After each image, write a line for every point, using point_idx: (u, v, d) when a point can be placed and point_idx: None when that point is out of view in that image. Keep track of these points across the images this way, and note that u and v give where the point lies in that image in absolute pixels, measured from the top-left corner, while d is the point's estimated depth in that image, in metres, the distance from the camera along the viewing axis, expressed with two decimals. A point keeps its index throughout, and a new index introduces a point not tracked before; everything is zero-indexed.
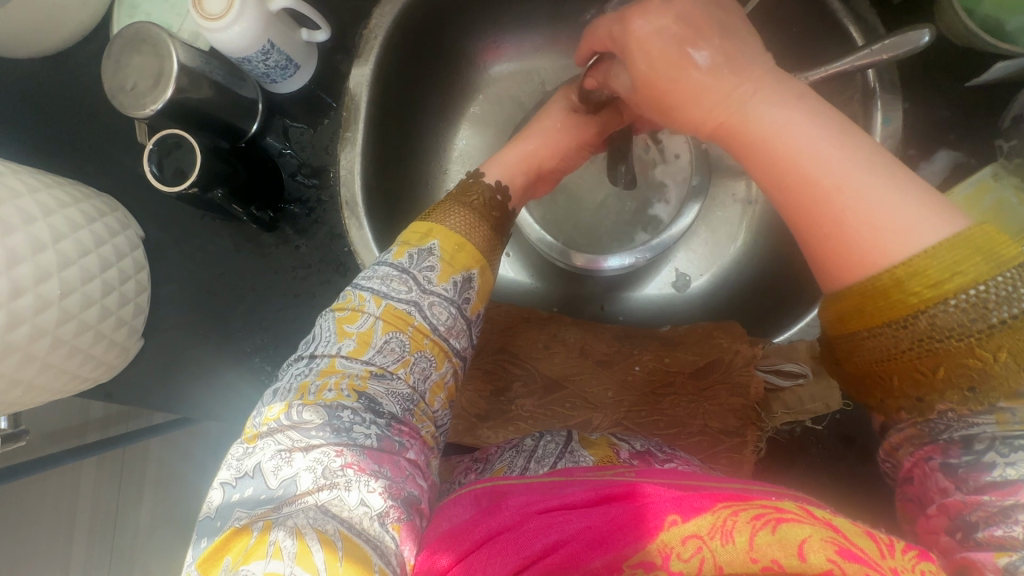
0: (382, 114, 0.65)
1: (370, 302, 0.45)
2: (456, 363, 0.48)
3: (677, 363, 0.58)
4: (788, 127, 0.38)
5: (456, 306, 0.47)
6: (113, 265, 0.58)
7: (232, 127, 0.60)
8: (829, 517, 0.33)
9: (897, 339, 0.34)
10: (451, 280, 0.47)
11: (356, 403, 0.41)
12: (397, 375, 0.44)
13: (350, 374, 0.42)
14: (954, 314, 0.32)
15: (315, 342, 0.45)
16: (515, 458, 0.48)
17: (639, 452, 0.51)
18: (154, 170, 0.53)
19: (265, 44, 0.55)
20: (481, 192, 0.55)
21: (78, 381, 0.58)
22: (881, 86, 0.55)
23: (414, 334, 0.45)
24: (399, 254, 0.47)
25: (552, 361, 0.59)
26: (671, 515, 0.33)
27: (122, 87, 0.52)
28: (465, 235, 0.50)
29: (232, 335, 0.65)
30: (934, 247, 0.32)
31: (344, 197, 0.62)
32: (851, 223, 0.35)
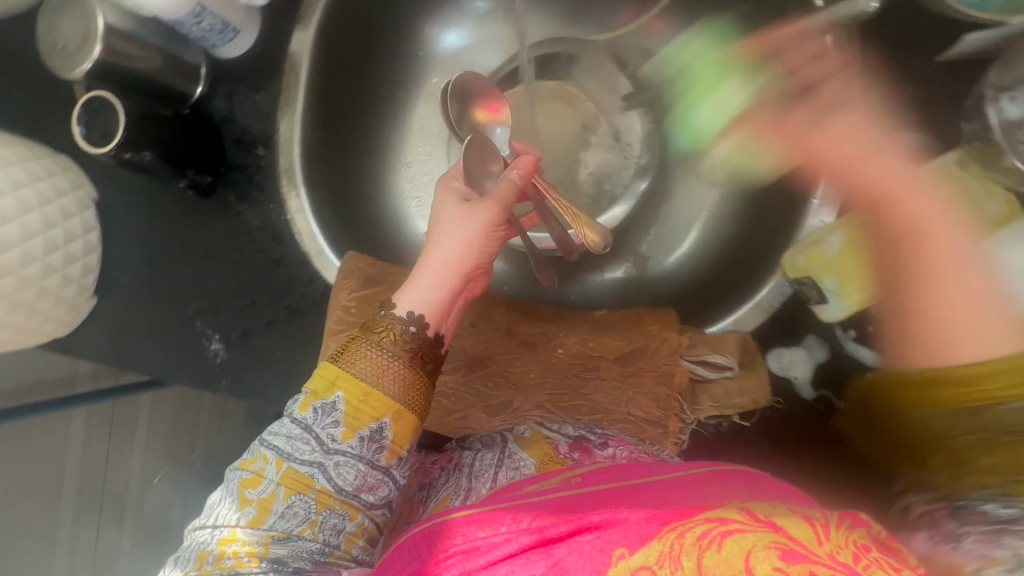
0: (325, 83, 0.65)
1: (269, 467, 0.43)
2: (377, 512, 0.46)
3: (601, 348, 0.56)
4: (919, 206, 0.45)
5: (366, 462, 0.44)
6: (58, 224, 0.60)
7: (174, 91, 0.60)
8: (768, 519, 0.33)
9: (961, 422, 0.41)
10: (357, 435, 0.44)
11: (257, 567, 0.41)
12: (305, 536, 0.43)
13: (251, 541, 0.42)
14: (1018, 413, 0.39)
15: (219, 502, 0.45)
16: (459, 482, 0.48)
17: (576, 440, 0.50)
18: (82, 131, 0.53)
19: (194, 8, 0.55)
20: (393, 327, 0.47)
21: (28, 334, 0.60)
22: (842, 58, 0.51)
23: (318, 495, 0.43)
24: (302, 408, 0.44)
25: (477, 339, 0.58)
26: (618, 549, 0.33)
27: (54, 48, 0.53)
28: (374, 383, 0.45)
29: (179, 298, 0.66)
30: (1008, 361, 0.38)
31: (282, 164, 0.64)
32: (973, 314, 0.40)
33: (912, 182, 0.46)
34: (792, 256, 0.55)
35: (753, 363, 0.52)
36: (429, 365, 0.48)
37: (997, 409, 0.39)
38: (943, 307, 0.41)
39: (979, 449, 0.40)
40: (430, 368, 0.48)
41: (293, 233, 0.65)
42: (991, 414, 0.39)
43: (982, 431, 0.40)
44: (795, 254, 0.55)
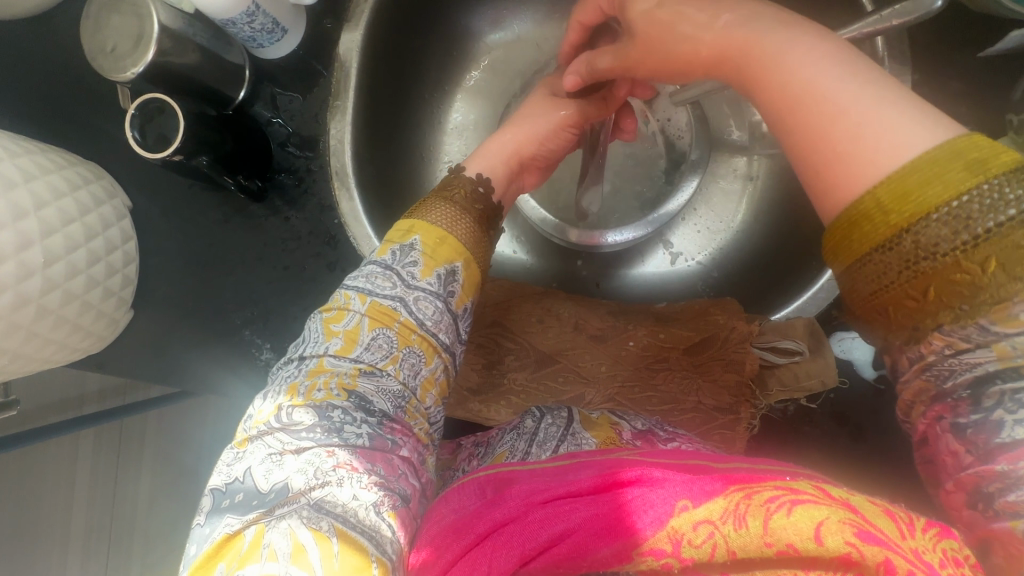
0: (375, 85, 0.63)
1: (355, 300, 0.44)
2: (447, 358, 0.46)
3: (672, 339, 0.57)
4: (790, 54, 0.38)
5: (442, 300, 0.45)
6: (99, 235, 0.56)
7: (219, 94, 0.58)
8: (846, 498, 0.32)
9: (885, 265, 0.34)
10: (435, 273, 0.46)
11: (347, 402, 0.40)
12: (387, 372, 0.42)
13: (339, 373, 0.41)
14: (936, 229, 0.32)
15: (302, 343, 0.44)
16: (516, 442, 0.49)
17: (640, 430, 0.50)
18: (137, 136, 0.51)
19: (248, 5, 0.53)
20: (464, 186, 0.52)
21: (66, 352, 0.57)
22: (891, 54, 0.53)
23: (401, 329, 0.43)
24: (382, 251, 0.46)
25: (546, 336, 0.58)
26: (681, 501, 0.32)
27: (101, 49, 0.51)
28: (447, 228, 0.48)
29: (224, 309, 0.65)
30: (912, 164, 0.32)
31: (333, 166, 0.61)
32: (850, 127, 0.35)
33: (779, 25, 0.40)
34: None
35: (821, 346, 0.54)
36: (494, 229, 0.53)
37: (923, 228, 0.32)
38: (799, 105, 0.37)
39: (930, 280, 0.33)
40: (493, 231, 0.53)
41: (347, 238, 0.63)
42: (909, 240, 0.33)
43: (934, 261, 0.32)
44: None
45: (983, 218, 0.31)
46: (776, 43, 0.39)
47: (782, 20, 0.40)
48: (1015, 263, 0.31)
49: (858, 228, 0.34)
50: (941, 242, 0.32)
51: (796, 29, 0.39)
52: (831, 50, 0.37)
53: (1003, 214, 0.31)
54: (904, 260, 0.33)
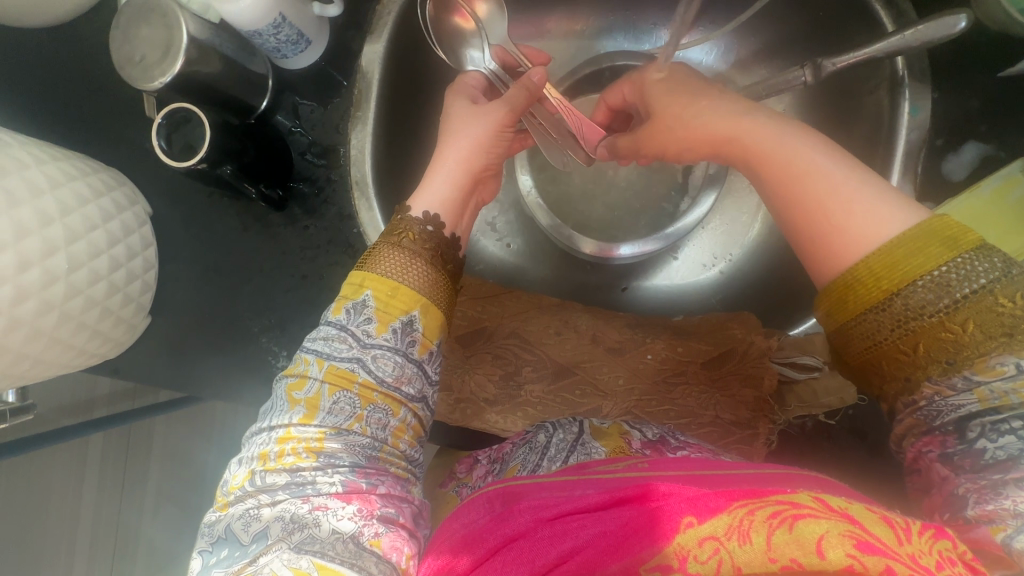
0: (394, 94, 0.63)
1: (313, 366, 0.42)
2: (417, 403, 0.45)
3: (689, 353, 0.57)
4: (782, 141, 0.41)
5: (402, 354, 0.43)
6: (120, 242, 0.57)
7: (241, 104, 0.59)
8: (846, 509, 0.31)
9: (878, 323, 0.35)
10: (391, 328, 0.43)
11: (315, 462, 0.40)
12: (353, 430, 0.41)
13: (305, 438, 0.40)
14: (922, 293, 0.34)
15: (269, 411, 0.43)
16: (529, 455, 0.49)
17: (650, 439, 0.50)
18: (163, 144, 0.52)
19: (276, 17, 0.53)
20: (413, 229, 0.47)
21: (84, 357, 0.57)
22: (911, 73, 0.53)
23: (361, 390, 0.42)
24: (336, 311, 0.44)
25: (563, 347, 0.59)
26: (686, 517, 0.31)
27: (130, 59, 0.51)
28: (399, 279, 0.44)
29: (240, 316, 0.65)
30: (896, 238, 0.35)
31: (354, 176, 0.61)
32: (844, 207, 0.37)
33: (764, 120, 0.44)
34: None
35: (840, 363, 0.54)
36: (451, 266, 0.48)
37: (911, 294, 0.34)
38: (795, 184, 0.40)
39: (919, 339, 0.34)
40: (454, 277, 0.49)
41: (365, 246, 0.63)
42: (898, 303, 0.34)
43: (918, 322, 0.34)
44: None
45: (960, 285, 0.33)
46: (776, 134, 0.42)
47: (764, 118, 0.44)
48: (992, 325, 0.33)
49: (854, 289, 0.36)
50: (927, 305, 0.34)
51: (781, 126, 0.42)
52: (817, 143, 0.41)
53: (977, 283, 0.33)
54: (895, 321, 0.35)
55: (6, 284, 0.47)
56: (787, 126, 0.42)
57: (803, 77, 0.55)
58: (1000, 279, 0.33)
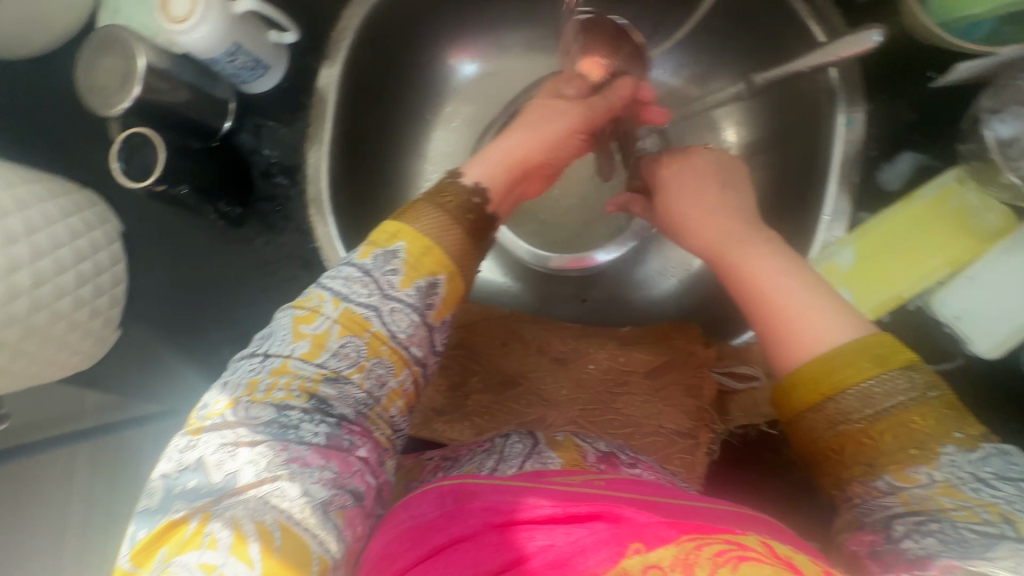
0: (351, 114, 0.66)
1: (327, 304, 0.44)
2: (417, 369, 0.47)
3: (631, 362, 0.58)
4: (751, 251, 0.46)
5: (417, 313, 0.46)
6: (89, 258, 0.60)
7: (204, 126, 0.62)
8: (790, 558, 0.32)
9: (814, 423, 0.39)
10: (413, 285, 0.46)
11: (306, 404, 0.40)
12: (351, 380, 0.43)
13: (301, 376, 0.41)
14: (849, 400, 0.38)
15: (269, 337, 0.44)
16: (484, 459, 0.49)
17: (603, 454, 0.50)
18: (122, 166, 0.57)
19: (230, 46, 0.57)
20: (459, 193, 0.52)
21: (54, 368, 0.60)
22: (844, 85, 0.54)
23: (371, 339, 0.44)
24: (363, 255, 0.46)
25: (509, 358, 0.60)
26: (634, 544, 0.32)
27: (93, 87, 0.54)
28: (434, 239, 0.48)
29: (206, 328, 0.68)
30: (838, 348, 0.39)
31: (311, 194, 0.64)
32: (795, 315, 0.41)
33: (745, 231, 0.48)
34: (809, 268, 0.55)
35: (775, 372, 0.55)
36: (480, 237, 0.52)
37: (844, 399, 0.38)
38: (757, 290, 0.44)
39: (843, 440, 0.38)
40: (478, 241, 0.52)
41: (322, 261, 0.66)
42: (831, 406, 0.38)
43: (846, 428, 0.38)
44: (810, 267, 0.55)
45: (881, 399, 0.37)
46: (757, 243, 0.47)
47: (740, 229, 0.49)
48: (912, 438, 0.36)
49: (792, 389, 0.40)
50: (856, 411, 0.37)
51: (751, 239, 0.47)
52: (786, 259, 0.45)
53: (895, 399, 0.37)
54: (829, 421, 0.38)
55: None
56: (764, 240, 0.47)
57: (738, 91, 0.56)
58: (917, 399, 0.37)
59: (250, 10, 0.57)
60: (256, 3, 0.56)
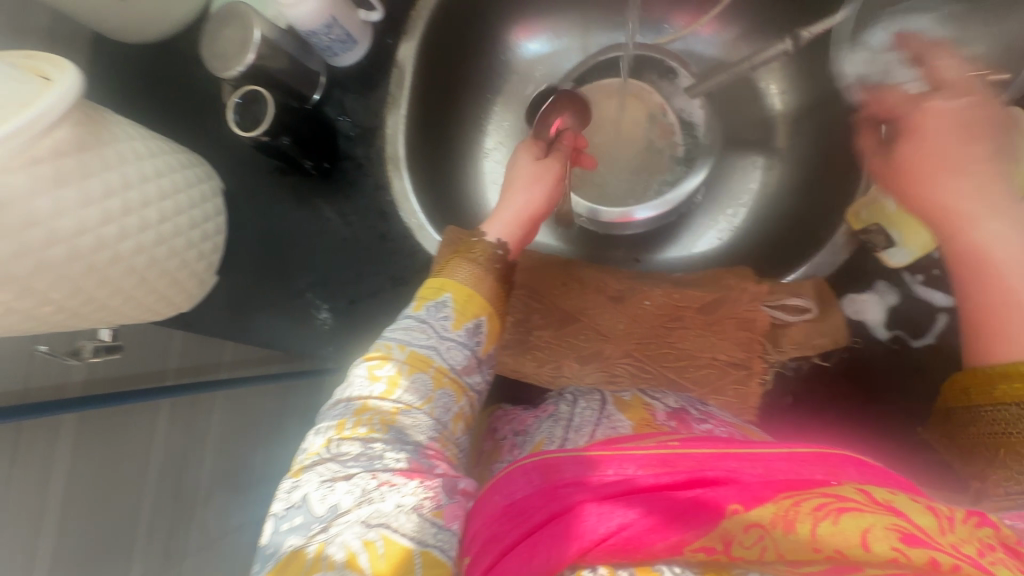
0: (426, 85, 0.75)
1: (395, 349, 0.51)
2: (472, 396, 0.53)
3: (685, 299, 0.61)
4: (993, 237, 0.45)
5: (469, 348, 0.54)
6: (198, 206, 0.69)
7: (298, 94, 0.71)
8: (890, 502, 0.32)
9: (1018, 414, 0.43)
10: (463, 326, 0.54)
11: (386, 435, 0.45)
12: (423, 409, 0.48)
13: (382, 411, 0.47)
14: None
15: (347, 388, 0.50)
16: (553, 429, 0.52)
17: (674, 410, 0.54)
18: (236, 118, 0.64)
19: (328, 19, 0.65)
20: (484, 248, 0.60)
21: (166, 302, 0.69)
22: (891, 37, 0.57)
23: (435, 373, 0.50)
24: (418, 308, 0.55)
25: (568, 297, 0.65)
26: (732, 505, 0.32)
27: (215, 54, 0.64)
28: (473, 288, 0.57)
29: (293, 276, 0.77)
30: None
31: (389, 153, 0.73)
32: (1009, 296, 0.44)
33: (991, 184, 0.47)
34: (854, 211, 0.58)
35: (826, 303, 0.59)
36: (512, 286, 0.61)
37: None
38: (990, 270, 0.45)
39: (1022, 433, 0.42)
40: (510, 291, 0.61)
41: (397, 214, 0.73)
42: (1016, 411, 0.43)
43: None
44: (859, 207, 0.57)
45: None
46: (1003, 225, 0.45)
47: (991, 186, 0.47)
48: None
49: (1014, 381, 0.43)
50: None
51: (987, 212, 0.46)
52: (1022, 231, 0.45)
53: None
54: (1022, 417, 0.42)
55: (113, 225, 0.57)
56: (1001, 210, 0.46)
57: (786, 48, 0.61)
58: None
59: None
60: None
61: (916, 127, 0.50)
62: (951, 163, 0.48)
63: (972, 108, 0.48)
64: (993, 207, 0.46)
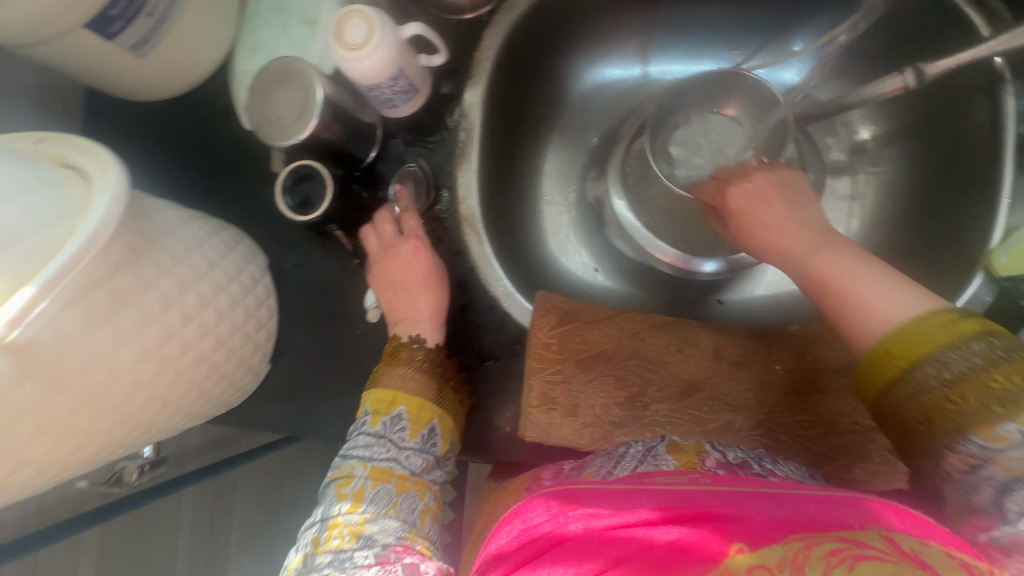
0: (492, 133, 0.66)
1: (358, 467, 0.53)
2: (436, 488, 0.56)
3: (819, 360, 0.59)
4: (835, 263, 0.46)
5: (427, 453, 0.56)
6: (251, 292, 0.60)
7: (347, 155, 0.62)
8: (918, 553, 0.32)
9: (907, 391, 0.41)
10: (419, 434, 0.56)
11: (357, 543, 0.48)
12: (389, 514, 0.51)
13: (348, 523, 0.50)
14: (932, 370, 0.40)
15: (321, 503, 0.53)
16: (604, 463, 0.54)
17: (727, 461, 0.50)
18: (287, 201, 0.54)
19: (393, 71, 0.57)
20: (405, 348, 0.60)
21: (218, 405, 0.59)
22: (1011, 70, 0.54)
23: (397, 481, 0.53)
24: (374, 423, 0.56)
25: (686, 364, 0.60)
26: (737, 544, 0.34)
27: (268, 120, 0.55)
28: (422, 394, 0.58)
29: (359, 355, 0.66)
30: (904, 324, 0.41)
31: (463, 213, 0.63)
32: (864, 303, 0.43)
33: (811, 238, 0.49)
34: (994, 255, 0.54)
35: None
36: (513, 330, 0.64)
37: (919, 369, 0.40)
38: (842, 287, 0.44)
39: (925, 412, 0.40)
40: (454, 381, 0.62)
41: (478, 280, 0.64)
42: (914, 378, 0.40)
43: (928, 396, 0.40)
44: (998, 251, 0.54)
45: (951, 365, 0.39)
46: (852, 266, 0.45)
47: (817, 239, 0.49)
48: (995, 397, 0.38)
49: (880, 363, 0.42)
50: (936, 380, 0.39)
51: (830, 248, 0.47)
52: (873, 269, 0.44)
53: (968, 359, 0.39)
54: (913, 390, 0.41)
55: (175, 340, 0.48)
56: (871, 272, 0.44)
57: (903, 82, 0.56)
58: (991, 361, 0.38)
59: (412, 35, 0.57)
60: (420, 28, 0.57)
61: (772, 201, 0.53)
62: (779, 225, 0.51)
63: (775, 189, 0.54)
64: (822, 242, 0.48)
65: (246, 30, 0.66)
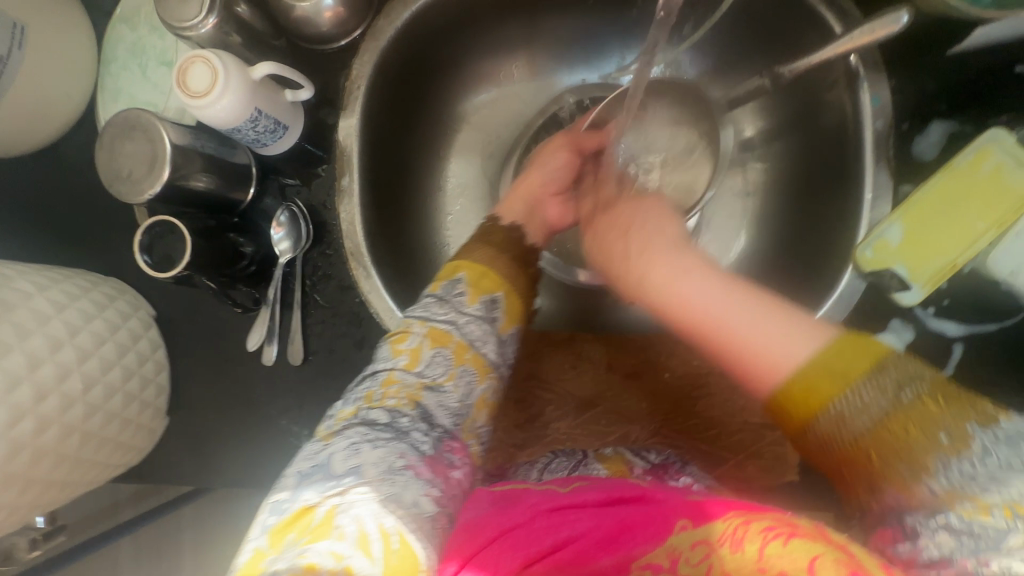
0: (373, 160, 0.64)
1: (346, 411, 0.41)
2: (496, 377, 0.48)
3: (706, 364, 0.60)
4: (689, 293, 0.47)
5: (488, 323, 0.49)
6: (130, 349, 0.57)
7: (222, 203, 0.60)
8: (842, 541, 0.34)
9: (830, 432, 0.39)
10: (480, 301, 0.50)
11: (413, 411, 0.41)
12: (446, 387, 0.44)
13: (323, 490, 0.36)
14: (853, 401, 0.38)
15: (281, 480, 0.38)
16: (530, 472, 0.52)
17: (653, 466, 0.52)
18: (147, 258, 0.56)
19: (252, 112, 0.55)
20: (501, 232, 0.57)
21: (108, 469, 0.57)
22: (865, 67, 0.54)
23: (408, 392, 0.42)
24: (397, 353, 0.44)
25: (581, 380, 0.61)
26: (682, 521, 0.36)
27: (118, 175, 0.54)
28: (488, 265, 0.52)
29: (257, 401, 0.64)
30: (807, 362, 0.40)
31: (348, 247, 0.62)
32: (747, 347, 0.42)
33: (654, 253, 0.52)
34: (860, 250, 0.55)
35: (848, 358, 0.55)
36: (532, 267, 0.57)
37: (834, 406, 0.38)
38: (712, 327, 0.45)
39: (847, 454, 0.38)
40: (531, 269, 0.57)
41: (371, 315, 0.63)
42: (834, 417, 0.38)
43: (856, 430, 0.38)
44: (864, 246, 0.54)
45: (898, 388, 0.37)
46: (709, 296, 0.46)
47: (655, 251, 0.53)
48: (938, 423, 0.36)
49: (789, 404, 0.40)
50: (861, 416, 0.38)
51: (687, 276, 0.49)
52: (742, 295, 0.45)
53: (905, 392, 0.37)
54: (831, 433, 0.39)
55: (27, 418, 0.48)
56: (697, 277, 0.48)
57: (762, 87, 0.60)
58: (920, 389, 0.37)
59: (267, 73, 0.56)
60: (273, 66, 0.56)
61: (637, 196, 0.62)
62: (647, 244, 0.54)
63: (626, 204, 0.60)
64: (684, 272, 0.49)
65: (105, 74, 0.63)
